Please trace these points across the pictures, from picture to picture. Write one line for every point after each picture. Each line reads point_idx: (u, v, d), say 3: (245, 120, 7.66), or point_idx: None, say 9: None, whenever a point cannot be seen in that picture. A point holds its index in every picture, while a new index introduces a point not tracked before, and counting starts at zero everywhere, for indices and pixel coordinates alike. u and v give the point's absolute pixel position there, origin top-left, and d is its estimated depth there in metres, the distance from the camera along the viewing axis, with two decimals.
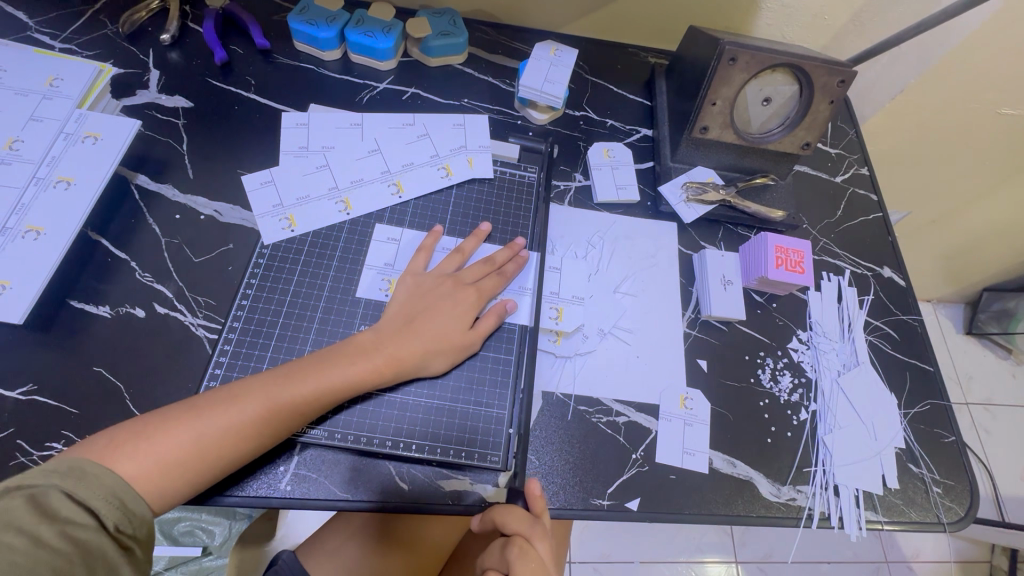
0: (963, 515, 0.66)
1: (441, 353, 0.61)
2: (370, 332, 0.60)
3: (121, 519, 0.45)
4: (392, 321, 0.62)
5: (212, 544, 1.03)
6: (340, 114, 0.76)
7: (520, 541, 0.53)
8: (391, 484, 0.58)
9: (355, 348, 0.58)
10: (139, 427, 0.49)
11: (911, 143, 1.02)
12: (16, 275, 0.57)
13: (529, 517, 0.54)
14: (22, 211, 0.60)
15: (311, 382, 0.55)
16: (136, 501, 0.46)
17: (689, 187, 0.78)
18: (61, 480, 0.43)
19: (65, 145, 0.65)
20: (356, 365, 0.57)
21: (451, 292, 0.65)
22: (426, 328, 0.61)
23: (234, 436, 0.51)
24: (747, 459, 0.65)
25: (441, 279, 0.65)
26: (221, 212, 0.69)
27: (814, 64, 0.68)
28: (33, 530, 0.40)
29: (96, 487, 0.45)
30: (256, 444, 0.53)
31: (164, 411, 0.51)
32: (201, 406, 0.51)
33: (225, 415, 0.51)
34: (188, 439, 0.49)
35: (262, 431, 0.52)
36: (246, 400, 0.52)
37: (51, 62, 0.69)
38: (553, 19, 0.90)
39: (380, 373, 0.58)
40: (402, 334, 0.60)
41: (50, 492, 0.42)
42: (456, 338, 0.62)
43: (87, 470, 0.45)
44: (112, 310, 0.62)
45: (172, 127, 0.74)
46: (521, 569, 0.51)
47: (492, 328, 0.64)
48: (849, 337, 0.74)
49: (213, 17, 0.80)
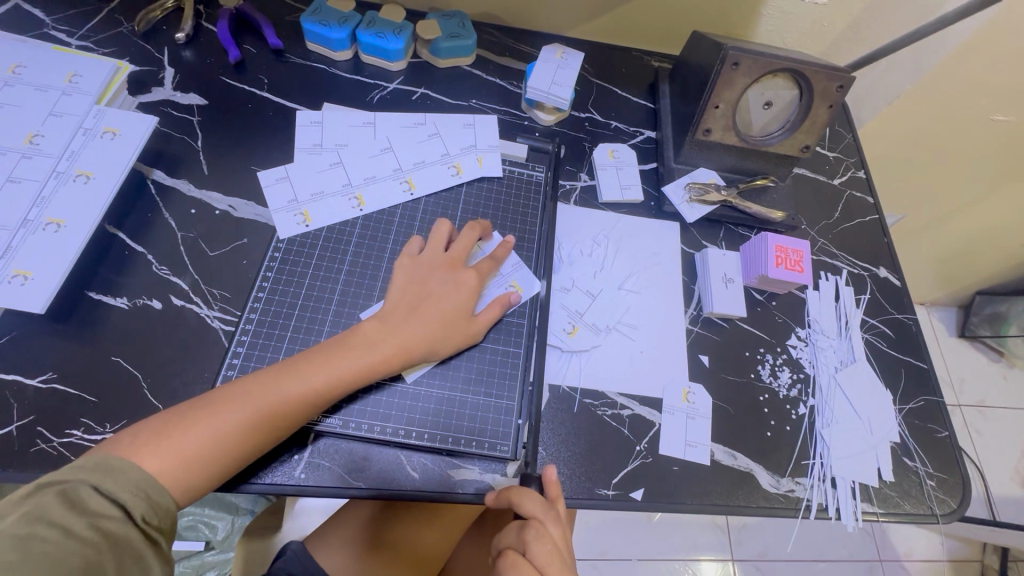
0: (955, 507, 0.68)
1: (447, 340, 0.63)
2: (375, 321, 0.61)
3: (148, 511, 0.46)
4: (396, 308, 0.63)
5: (215, 538, 1.03)
6: (353, 113, 0.77)
7: (535, 523, 0.53)
8: (403, 473, 0.59)
9: (362, 338, 0.59)
10: (161, 425, 0.51)
11: (907, 148, 1.05)
12: (38, 266, 0.58)
13: (543, 502, 0.55)
14: (43, 204, 0.61)
15: (322, 373, 0.56)
16: (161, 493, 0.48)
17: (692, 187, 0.80)
18: (89, 475, 0.45)
19: (84, 140, 0.66)
20: (364, 355, 0.58)
21: (451, 277, 0.66)
22: (429, 314, 0.63)
23: (252, 428, 0.53)
24: (748, 451, 0.67)
25: (437, 261, 0.66)
26: (235, 207, 0.70)
27: (814, 70, 0.70)
28: (64, 523, 0.42)
29: (123, 481, 0.46)
30: (273, 436, 0.54)
31: (183, 408, 0.53)
32: (218, 402, 0.53)
33: (242, 409, 0.53)
34: (210, 434, 0.51)
35: (279, 424, 0.54)
36: (261, 394, 0.54)
37: (70, 58, 0.71)
38: (559, 22, 0.92)
39: (388, 363, 0.59)
40: (406, 322, 0.61)
41: (80, 486, 0.44)
42: (460, 326, 0.64)
43: (112, 465, 0.46)
44: (129, 302, 0.63)
45: (187, 124, 0.75)
46: (537, 549, 0.52)
47: (495, 318, 0.66)
48: (847, 334, 0.76)
49: (227, 17, 0.82)
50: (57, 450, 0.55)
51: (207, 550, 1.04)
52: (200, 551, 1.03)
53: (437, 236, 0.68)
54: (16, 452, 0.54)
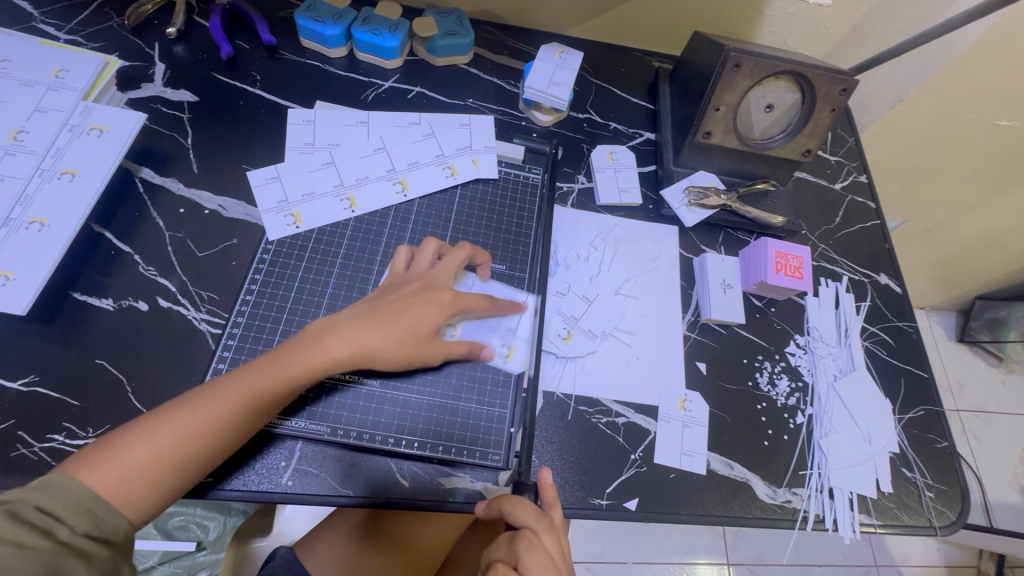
0: (954, 520, 0.67)
1: (404, 342, 0.58)
2: (328, 321, 0.58)
3: (92, 528, 0.45)
4: (355, 310, 0.59)
5: (207, 538, 1.02)
6: (346, 112, 0.76)
7: (528, 533, 0.52)
8: (390, 481, 0.58)
9: (309, 338, 0.57)
10: (101, 441, 0.49)
11: (909, 152, 1.03)
12: (19, 266, 0.57)
13: (536, 511, 0.54)
14: (26, 203, 0.60)
15: (265, 375, 0.54)
16: (106, 511, 0.46)
17: (691, 191, 0.78)
18: (30, 494, 0.43)
19: (70, 137, 0.64)
20: (308, 354, 0.55)
21: (425, 293, 0.61)
22: (388, 317, 0.59)
23: (191, 438, 0.50)
24: (745, 461, 0.66)
25: (415, 278, 0.62)
26: (225, 206, 0.69)
27: (816, 73, 0.68)
28: (15, 538, 0.41)
29: (65, 497, 0.44)
30: (217, 446, 0.51)
31: (126, 426, 0.50)
32: (159, 414, 0.50)
33: (182, 418, 0.50)
34: (152, 448, 0.49)
35: (221, 431, 0.51)
36: (202, 400, 0.51)
37: (57, 53, 0.69)
38: (558, 20, 0.90)
39: (337, 362, 0.56)
40: (361, 324, 0.58)
41: (23, 505, 0.42)
42: (421, 334, 0.59)
43: (53, 482, 0.44)
44: (115, 303, 0.62)
45: (177, 121, 0.74)
46: (530, 560, 0.50)
47: (461, 352, 0.62)
48: (846, 343, 0.75)
49: (220, 12, 0.80)
50: (38, 456, 0.54)
51: (198, 551, 1.01)
52: (192, 551, 1.01)
53: (424, 253, 0.65)
54: None
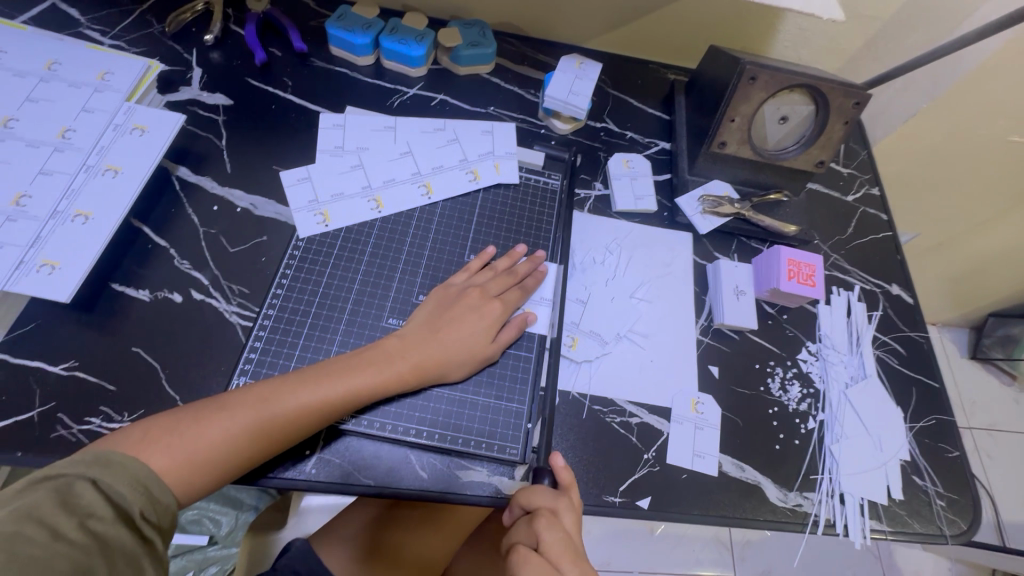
0: (965, 529, 0.67)
1: (463, 363, 0.63)
2: (395, 338, 0.62)
3: (145, 507, 0.47)
4: (418, 325, 0.64)
5: (219, 532, 1.03)
6: (375, 117, 0.79)
7: (546, 514, 0.54)
8: (412, 472, 0.60)
9: (379, 353, 0.60)
10: (171, 421, 0.52)
11: (921, 167, 1.05)
12: (66, 256, 0.60)
13: (553, 493, 0.56)
14: (72, 196, 0.63)
15: (338, 386, 0.57)
16: (161, 491, 0.48)
17: (706, 200, 0.81)
18: (89, 470, 0.46)
19: (114, 136, 0.68)
20: (380, 370, 0.59)
21: (475, 301, 0.66)
22: (449, 336, 0.63)
23: (262, 432, 0.53)
24: (756, 464, 0.67)
25: (467, 288, 0.67)
26: (256, 204, 0.72)
27: (830, 86, 0.71)
28: (53, 522, 0.42)
29: (123, 475, 0.47)
30: (283, 442, 0.55)
31: (194, 408, 0.53)
32: (233, 403, 0.54)
33: (256, 414, 0.53)
34: (216, 436, 0.52)
35: (290, 429, 0.55)
36: (277, 397, 0.55)
37: (103, 57, 0.73)
38: (577, 32, 0.93)
39: (403, 379, 0.60)
40: (423, 342, 0.62)
41: (77, 481, 0.45)
42: (477, 347, 0.64)
43: (113, 459, 0.47)
44: (151, 294, 0.65)
45: (212, 123, 0.77)
46: (550, 539, 0.52)
47: (512, 338, 0.66)
48: (858, 351, 0.76)
49: (255, 21, 0.83)
50: (76, 438, 0.56)
51: (210, 546, 1.02)
52: (203, 544, 1.01)
53: (471, 267, 0.70)
54: (37, 437, 0.55)
